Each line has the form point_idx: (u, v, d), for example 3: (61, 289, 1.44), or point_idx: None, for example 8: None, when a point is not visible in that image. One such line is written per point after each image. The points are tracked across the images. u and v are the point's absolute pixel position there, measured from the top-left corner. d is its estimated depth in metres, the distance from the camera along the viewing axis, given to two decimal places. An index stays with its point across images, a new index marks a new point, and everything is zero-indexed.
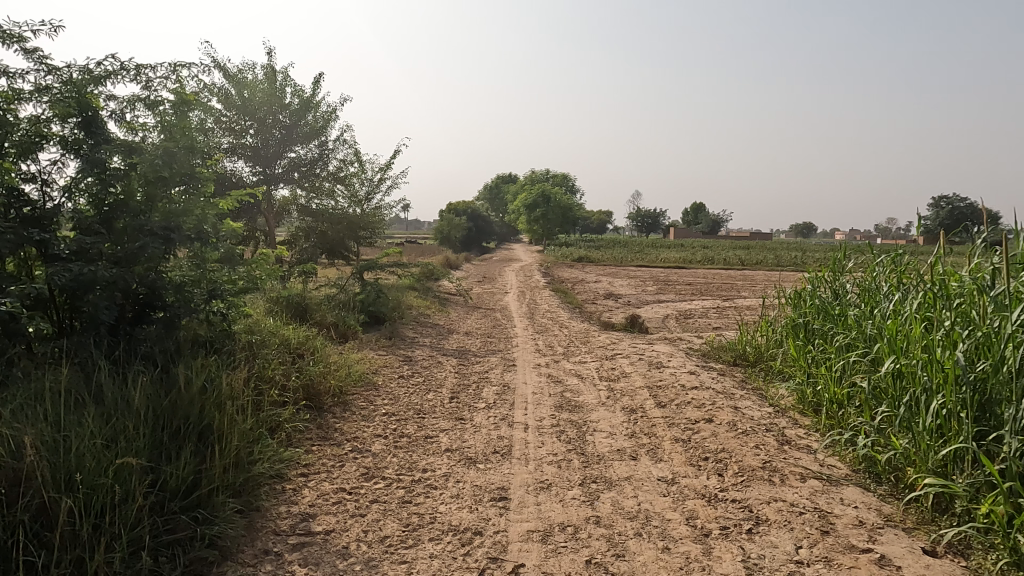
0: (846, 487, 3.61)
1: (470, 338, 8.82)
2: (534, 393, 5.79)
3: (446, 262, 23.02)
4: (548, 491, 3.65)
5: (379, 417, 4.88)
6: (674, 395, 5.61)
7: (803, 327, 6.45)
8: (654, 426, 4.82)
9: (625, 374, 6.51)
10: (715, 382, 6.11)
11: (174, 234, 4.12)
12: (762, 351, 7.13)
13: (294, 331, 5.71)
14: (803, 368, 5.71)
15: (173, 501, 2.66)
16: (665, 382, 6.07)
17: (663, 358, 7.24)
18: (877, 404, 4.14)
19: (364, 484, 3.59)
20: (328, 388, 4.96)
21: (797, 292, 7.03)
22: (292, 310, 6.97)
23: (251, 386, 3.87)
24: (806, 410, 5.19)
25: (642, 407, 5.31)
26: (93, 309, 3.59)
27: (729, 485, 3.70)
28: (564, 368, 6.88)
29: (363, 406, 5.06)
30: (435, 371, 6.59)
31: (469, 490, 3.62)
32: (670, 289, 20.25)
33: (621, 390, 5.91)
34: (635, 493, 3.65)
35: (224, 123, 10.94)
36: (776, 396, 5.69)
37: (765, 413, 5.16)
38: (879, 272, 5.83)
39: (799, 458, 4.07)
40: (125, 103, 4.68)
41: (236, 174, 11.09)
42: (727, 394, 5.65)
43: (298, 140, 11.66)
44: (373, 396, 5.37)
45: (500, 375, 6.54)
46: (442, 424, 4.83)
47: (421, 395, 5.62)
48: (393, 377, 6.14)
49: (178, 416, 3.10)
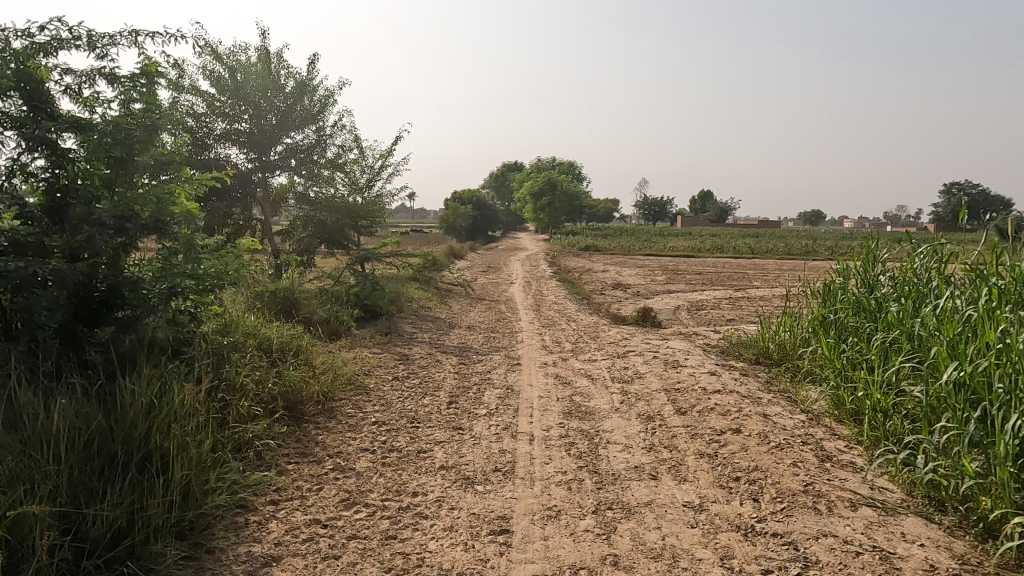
0: (905, 518, 3.09)
1: (473, 334, 8.29)
2: (541, 398, 5.27)
3: (450, 251, 22.49)
4: (557, 521, 3.14)
5: (367, 427, 4.37)
6: (695, 400, 5.08)
7: (834, 324, 5.89)
8: (675, 438, 4.31)
9: (640, 375, 5.99)
10: (738, 385, 5.57)
11: (129, 222, 3.58)
12: (786, 349, 6.58)
13: (277, 329, 5.21)
14: (838, 369, 5.16)
15: (94, 554, 2.18)
16: (684, 384, 5.54)
17: (679, 356, 6.71)
18: (935, 417, 3.61)
19: (343, 514, 3.08)
20: (311, 395, 4.47)
21: (825, 285, 6.48)
22: (281, 304, 6.43)
23: (212, 400, 3.37)
24: (844, 418, 4.66)
25: (661, 414, 4.79)
26: (28, 312, 3.09)
27: (768, 514, 3.17)
28: (573, 368, 6.36)
29: (351, 414, 4.57)
30: (433, 372, 6.08)
31: (464, 520, 3.11)
32: (681, 279, 19.60)
33: (636, 393, 5.39)
34: (658, 524, 3.13)
35: (216, 108, 10.43)
36: (807, 401, 5.17)
37: (797, 422, 4.62)
38: (921, 266, 5.27)
39: (844, 479, 3.54)
40: (83, 77, 4.17)
41: (228, 162, 10.59)
42: (753, 399, 5.12)
43: (293, 127, 11.07)
44: (363, 402, 4.87)
45: (504, 375, 6.03)
46: (438, 435, 4.33)
47: (416, 400, 5.11)
48: (387, 379, 5.64)
49: (114, 441, 2.60)
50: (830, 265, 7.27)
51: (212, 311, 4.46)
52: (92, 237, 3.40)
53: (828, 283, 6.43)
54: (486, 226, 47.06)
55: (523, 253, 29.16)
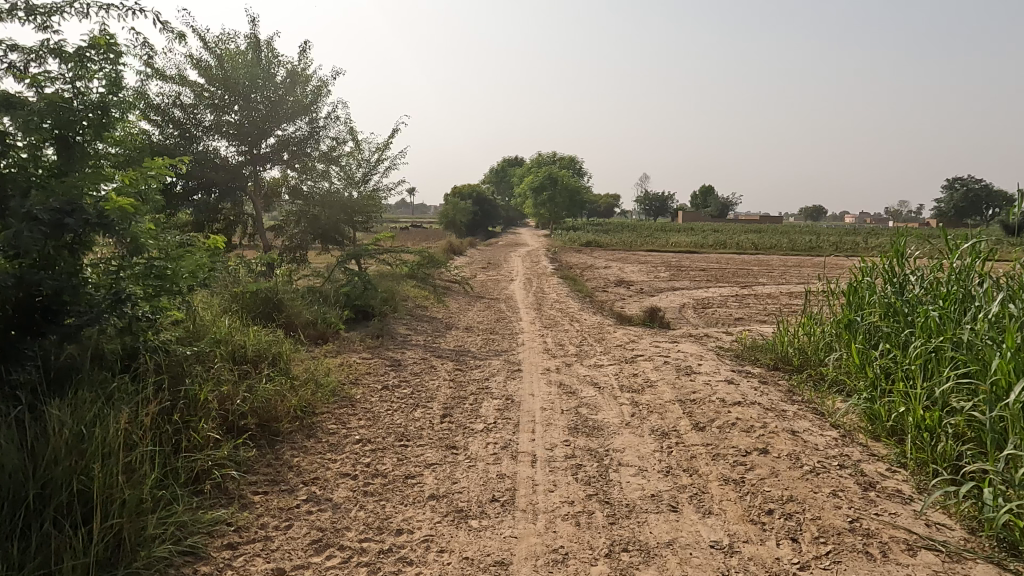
0: (975, 566, 2.62)
1: (470, 336, 7.82)
2: (543, 410, 4.80)
3: (450, 248, 22.03)
4: (565, 567, 2.67)
5: (349, 446, 3.91)
6: (714, 413, 4.62)
7: (862, 328, 5.42)
8: (695, 460, 3.84)
9: (651, 383, 5.52)
10: (759, 395, 5.09)
11: (69, 216, 3.08)
12: (808, 354, 6.11)
13: (254, 335, 4.74)
14: (870, 380, 4.70)
15: None
16: (700, 395, 5.06)
17: (691, 362, 6.24)
18: (1001, 442, 3.15)
19: (312, 560, 2.61)
20: (286, 410, 4.00)
21: (850, 286, 6.00)
22: (262, 306, 5.96)
23: (162, 426, 2.89)
24: (882, 436, 4.19)
25: (676, 430, 4.33)
26: None
27: (812, 560, 2.70)
28: (578, 374, 5.89)
29: (333, 431, 4.11)
30: (426, 380, 5.61)
31: (455, 567, 2.64)
32: (685, 275, 19.07)
33: (647, 405, 4.92)
34: (683, 571, 2.67)
35: (204, 98, 9.90)
36: (835, 414, 4.70)
37: (829, 439, 4.16)
38: (961, 266, 4.80)
39: (895, 513, 3.07)
40: (31, 53, 3.67)
41: (215, 154, 10.05)
42: (777, 412, 4.65)
43: (285, 118, 10.46)
44: (347, 416, 4.41)
45: (503, 383, 5.56)
46: (429, 455, 3.88)
47: (406, 413, 4.65)
48: (376, 388, 5.17)
49: (28, 483, 2.15)
50: (852, 263, 6.79)
51: (178, 312, 4.00)
52: (19, 233, 2.84)
53: (852, 282, 5.97)
54: (486, 221, 46.52)
55: (524, 253, 25.65)
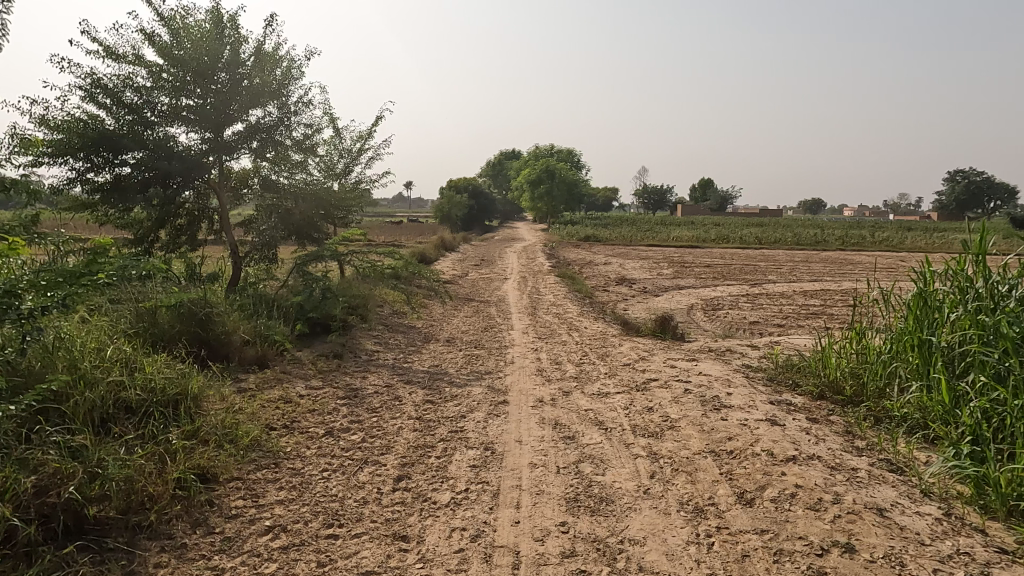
0: None
1: (450, 352, 6.61)
2: (532, 468, 3.61)
3: (441, 243, 20.94)
4: None
5: (252, 541, 2.71)
6: (761, 474, 3.43)
7: (941, 353, 4.21)
8: (747, 561, 2.65)
9: (671, 422, 4.33)
10: (815, 444, 3.89)
11: None
12: (863, 381, 4.91)
13: (143, 373, 3.50)
14: (973, 431, 3.49)
15: None
16: (738, 444, 3.87)
17: (718, 389, 5.06)
18: None
19: None
20: (164, 487, 2.80)
21: (911, 296, 4.78)
22: (182, 324, 4.68)
23: None
24: (1010, 519, 2.97)
25: (715, 506, 3.14)
26: None
27: None
28: (577, 409, 4.69)
29: (234, 512, 2.91)
30: (386, 418, 4.41)
31: None
32: (689, 272, 17.86)
33: (670, 459, 3.72)
34: None
35: (159, 79, 8.40)
36: (927, 474, 3.49)
37: (932, 520, 2.97)
38: None
39: None
40: None
41: (174, 142, 8.49)
42: (848, 473, 3.46)
43: (254, 102, 8.92)
44: (262, 485, 3.21)
45: (483, 424, 4.36)
46: (365, 556, 2.67)
47: (348, 475, 3.45)
48: (316, 435, 3.95)
49: None
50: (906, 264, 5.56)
51: None
52: None
53: (918, 292, 4.66)
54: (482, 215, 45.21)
55: (512, 254, 22.14)
